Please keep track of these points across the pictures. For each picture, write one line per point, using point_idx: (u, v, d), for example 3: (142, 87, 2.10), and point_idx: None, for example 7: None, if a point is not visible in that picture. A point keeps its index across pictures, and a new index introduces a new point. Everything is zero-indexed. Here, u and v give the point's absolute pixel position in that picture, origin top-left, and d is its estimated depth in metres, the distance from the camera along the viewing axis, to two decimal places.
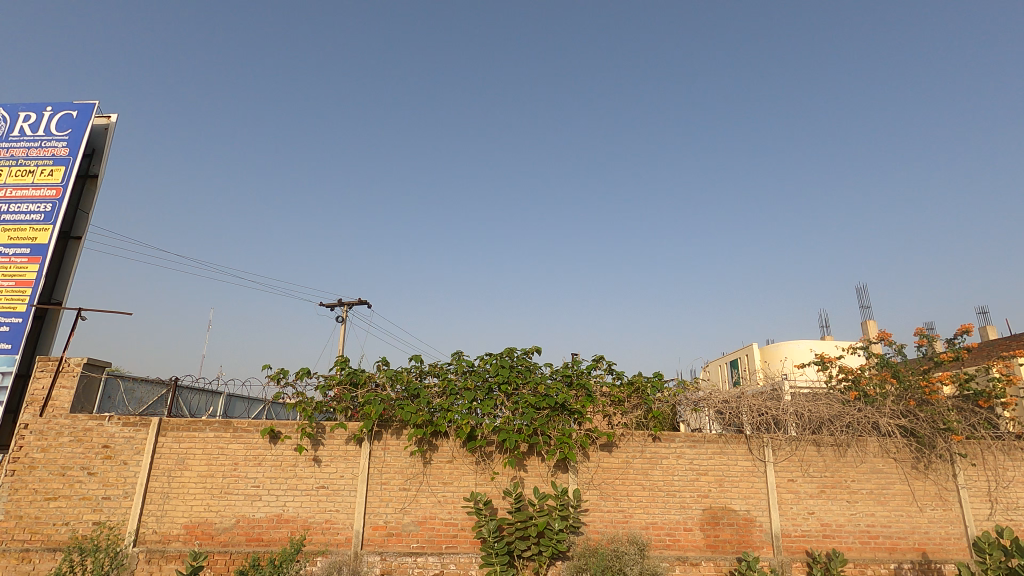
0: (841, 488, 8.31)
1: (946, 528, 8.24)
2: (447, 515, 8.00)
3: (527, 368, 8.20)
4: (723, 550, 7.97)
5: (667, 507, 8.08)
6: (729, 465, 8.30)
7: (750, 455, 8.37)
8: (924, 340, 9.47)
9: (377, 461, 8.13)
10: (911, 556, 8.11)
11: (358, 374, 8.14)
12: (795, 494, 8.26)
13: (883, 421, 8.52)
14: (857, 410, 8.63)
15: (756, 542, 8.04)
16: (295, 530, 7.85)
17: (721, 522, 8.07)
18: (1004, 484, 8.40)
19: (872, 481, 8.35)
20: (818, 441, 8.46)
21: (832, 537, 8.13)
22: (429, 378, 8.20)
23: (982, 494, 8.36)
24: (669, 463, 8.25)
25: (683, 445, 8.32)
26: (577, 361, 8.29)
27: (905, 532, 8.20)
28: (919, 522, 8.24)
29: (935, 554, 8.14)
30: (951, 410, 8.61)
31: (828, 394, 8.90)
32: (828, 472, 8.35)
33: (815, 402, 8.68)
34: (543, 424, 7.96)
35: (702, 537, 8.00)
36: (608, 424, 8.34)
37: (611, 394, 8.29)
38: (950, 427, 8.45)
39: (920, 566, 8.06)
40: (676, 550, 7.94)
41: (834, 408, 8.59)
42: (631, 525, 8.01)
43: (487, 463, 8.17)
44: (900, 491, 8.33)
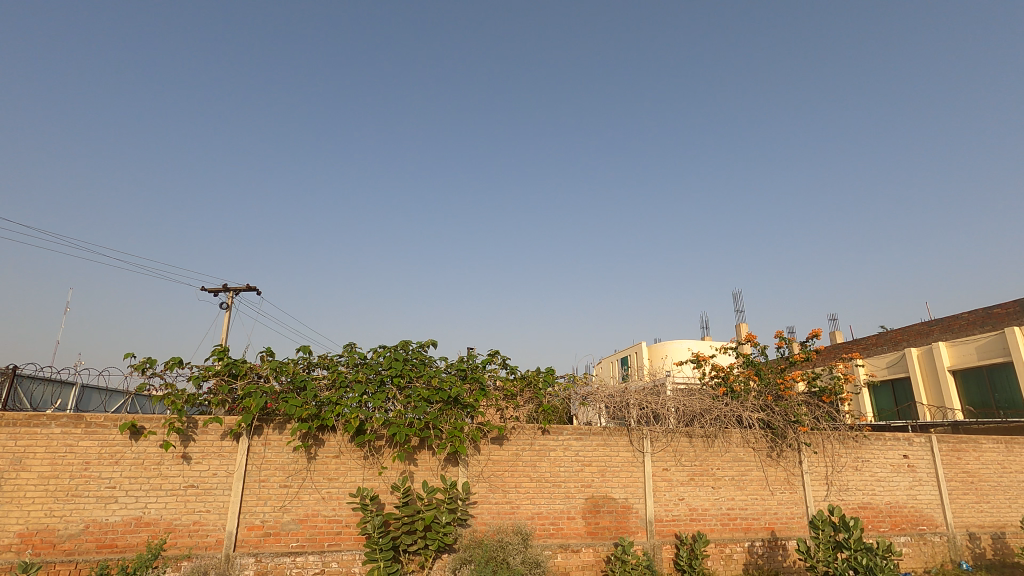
0: (707, 475, 9.10)
1: (792, 509, 9.31)
2: (331, 512, 7.73)
3: (422, 361, 8.12)
4: (602, 536, 8.42)
5: (553, 497, 8.39)
6: (612, 457, 8.78)
7: (630, 446, 8.90)
8: (783, 342, 10.61)
9: (257, 458, 7.67)
10: (762, 535, 9.07)
11: (237, 365, 7.61)
12: (667, 482, 8.92)
13: (746, 414, 9.42)
14: (724, 404, 9.49)
15: (632, 527, 8.57)
16: (156, 533, 7.20)
17: (601, 510, 8.52)
18: (838, 469, 9.64)
19: (734, 469, 9.23)
20: (690, 433, 9.19)
21: (697, 520, 8.88)
22: (318, 370, 7.86)
23: (821, 478, 9.54)
24: (556, 455, 8.55)
25: (571, 438, 8.66)
26: (472, 356, 8.36)
27: (758, 513, 9.15)
28: (771, 504, 9.24)
29: (781, 532, 9.17)
30: (800, 405, 9.74)
31: (701, 390, 9.73)
32: (697, 461, 9.11)
33: (690, 397, 9.45)
34: (435, 417, 7.93)
35: (583, 525, 8.40)
36: (500, 417, 8.45)
37: (504, 388, 8.45)
38: (798, 420, 9.55)
39: (769, 543, 9.04)
40: (558, 538, 8.26)
41: (705, 403, 9.40)
42: (517, 516, 8.22)
43: (375, 457, 7.99)
44: (757, 477, 9.29)
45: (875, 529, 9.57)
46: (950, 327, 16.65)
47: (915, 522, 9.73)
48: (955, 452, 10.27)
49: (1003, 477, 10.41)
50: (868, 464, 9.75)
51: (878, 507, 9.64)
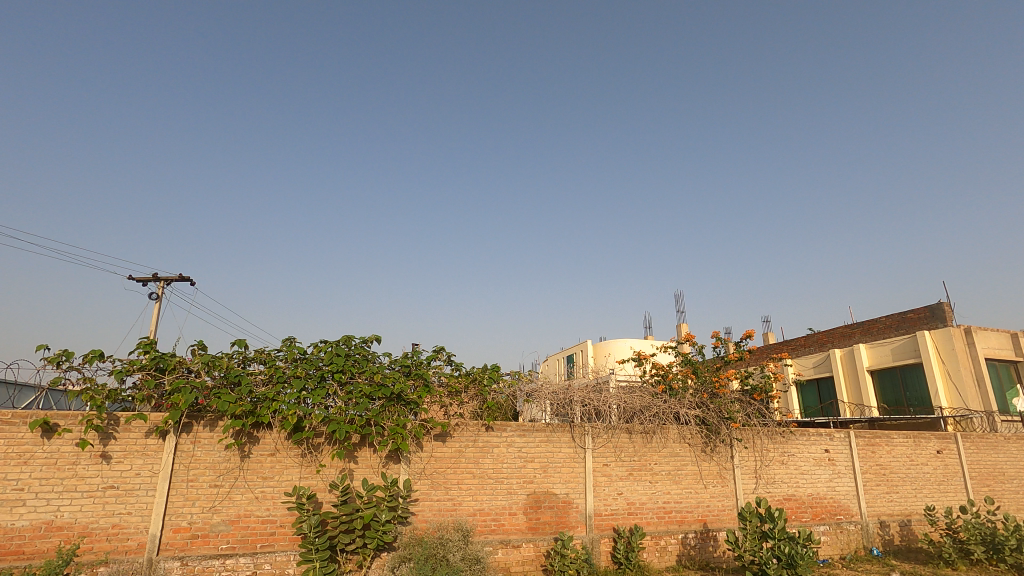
0: (645, 470, 9.38)
1: (723, 502, 9.73)
2: (264, 512, 7.45)
3: (365, 357, 7.96)
4: (543, 531, 8.53)
5: (495, 494, 8.42)
6: (554, 453, 8.89)
7: (572, 442, 9.04)
8: (719, 342, 11.07)
9: (185, 456, 7.29)
10: (695, 527, 9.44)
11: (165, 359, 7.20)
12: (607, 477, 9.13)
13: (683, 411, 9.78)
14: (663, 402, 9.81)
15: (571, 522, 8.72)
16: (70, 538, 6.72)
17: (542, 505, 8.63)
18: (766, 463, 10.16)
19: (670, 464, 9.55)
20: (630, 429, 9.44)
21: (635, 514, 9.14)
22: (254, 365, 7.55)
23: (750, 472, 10.03)
24: (499, 451, 8.58)
25: (514, 434, 8.72)
26: (417, 352, 8.26)
27: (692, 506, 9.52)
28: (703, 497, 9.63)
29: (713, 524, 9.58)
30: (733, 403, 10.20)
31: (641, 388, 10.01)
32: (636, 457, 9.37)
33: (630, 395, 9.71)
34: (377, 414, 7.79)
35: (524, 520, 8.47)
36: (444, 414, 8.40)
37: (448, 384, 8.39)
38: (731, 416, 10.00)
39: (701, 535, 9.43)
40: (499, 534, 8.30)
41: (645, 400, 9.69)
42: (458, 513, 8.20)
43: (313, 455, 7.76)
44: (691, 471, 9.66)
45: (797, 519, 10.15)
46: (869, 330, 17.97)
47: (833, 512, 10.38)
48: (870, 446, 11.04)
49: (910, 469, 11.28)
50: (793, 458, 10.33)
51: (801, 499, 10.23)
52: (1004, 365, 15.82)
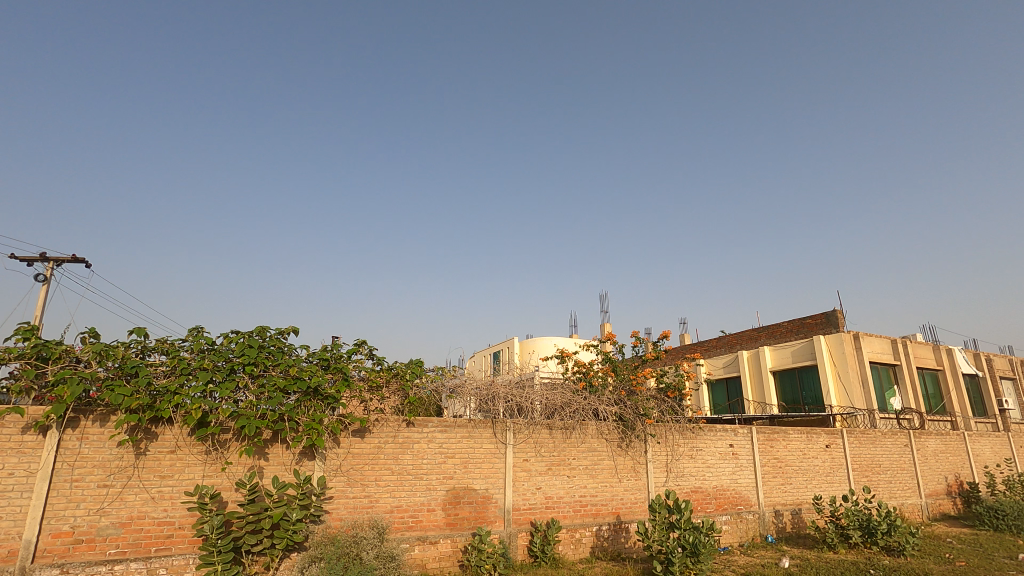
0: (563, 465, 9.60)
1: (636, 494, 10.15)
2: (161, 514, 6.94)
3: (280, 349, 7.61)
4: (461, 527, 8.52)
5: (413, 490, 8.31)
6: (475, 448, 8.90)
7: (494, 438, 9.09)
8: (638, 341, 11.53)
9: (69, 454, 6.64)
10: (609, 519, 9.79)
11: (49, 347, 6.53)
12: (527, 472, 9.26)
13: (602, 408, 10.09)
14: (583, 398, 10.08)
15: (490, 517, 8.77)
16: None
17: (462, 501, 8.62)
18: (677, 457, 10.70)
19: (588, 459, 9.84)
20: (550, 425, 9.62)
21: (552, 508, 9.33)
22: (155, 355, 7.01)
23: (662, 466, 10.52)
24: (420, 447, 8.48)
25: (435, 430, 8.64)
26: (336, 345, 7.99)
27: (606, 500, 9.85)
28: (618, 490, 9.99)
29: (625, 516, 9.97)
30: (648, 399, 10.66)
31: (563, 385, 10.24)
32: (555, 452, 9.58)
33: (553, 391, 9.90)
34: (291, 409, 7.47)
35: (443, 516, 8.42)
36: (364, 409, 8.17)
37: (369, 379, 8.18)
38: (646, 413, 10.43)
39: (614, 527, 9.79)
40: (417, 531, 8.21)
41: (566, 396, 9.91)
42: (375, 510, 8.02)
43: (219, 452, 7.32)
44: (607, 466, 10.00)
45: (703, 510, 10.77)
46: (773, 333, 19.29)
47: (735, 503, 11.10)
48: (769, 441, 11.91)
49: (803, 462, 12.27)
50: (701, 453, 10.94)
51: (706, 491, 10.85)
52: (885, 368, 17.57)
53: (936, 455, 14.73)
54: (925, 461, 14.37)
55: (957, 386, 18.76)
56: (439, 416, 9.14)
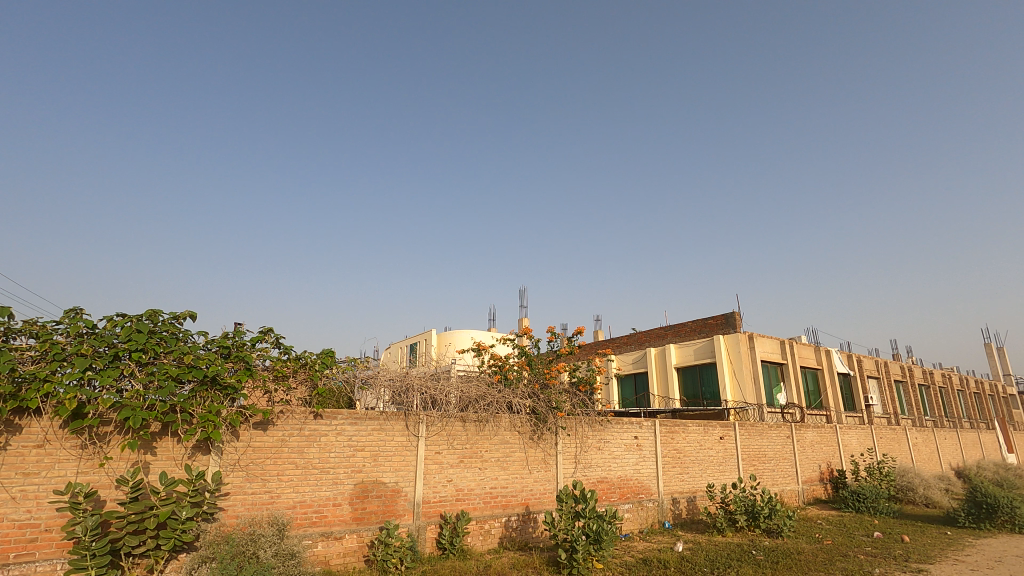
0: (476, 457, 9.64)
1: (545, 485, 10.40)
2: (23, 516, 6.20)
3: (174, 335, 7.03)
4: (368, 521, 8.31)
5: (319, 484, 8.00)
6: (386, 441, 8.72)
7: (405, 431, 8.95)
8: (553, 336, 11.80)
9: None
10: (518, 510, 9.96)
11: None
12: (438, 465, 9.21)
13: (516, 401, 10.23)
14: (498, 391, 10.17)
15: (399, 511, 8.62)
16: None
17: (370, 495, 8.41)
18: (585, 449, 11.09)
19: (500, 451, 9.95)
20: (464, 417, 9.62)
21: (462, 500, 9.35)
22: (21, 339, 6.23)
23: (570, 457, 10.86)
24: (327, 440, 8.17)
25: (345, 422, 8.37)
26: (238, 332, 7.49)
27: (516, 491, 10.02)
28: (528, 482, 10.19)
29: (534, 506, 10.20)
30: (561, 393, 10.95)
31: (478, 378, 10.27)
32: (468, 445, 9.59)
33: (468, 384, 9.90)
34: (184, 400, 6.92)
35: (349, 511, 8.18)
36: (267, 401, 7.74)
37: (274, 369, 7.75)
38: (558, 406, 10.71)
39: (523, 517, 9.98)
40: (321, 527, 7.91)
41: (481, 389, 9.95)
42: (275, 506, 7.63)
43: (97, 446, 6.64)
44: (518, 458, 10.16)
45: (607, 499, 11.24)
46: (679, 332, 20.59)
47: (637, 492, 11.69)
48: (670, 433, 12.65)
49: (699, 452, 13.15)
50: (608, 444, 11.42)
51: (611, 481, 11.33)
52: (774, 367, 19.17)
53: (812, 445, 16.32)
54: (803, 451, 15.88)
55: (833, 384, 20.85)
56: (351, 409, 8.86)
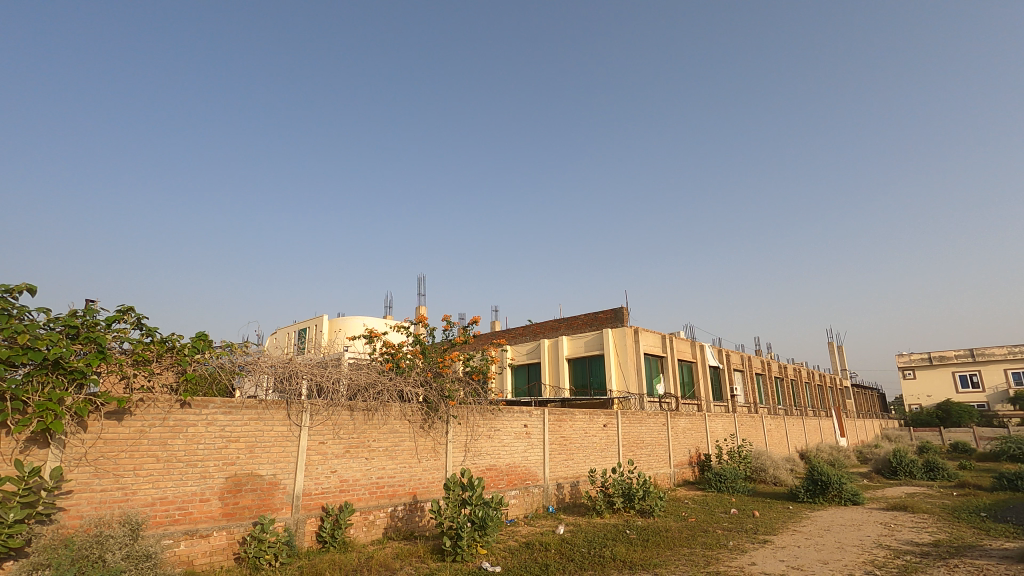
0: (363, 447, 9.36)
1: (433, 474, 10.36)
2: None
3: (5, 312, 6.07)
4: (240, 517, 7.76)
5: (183, 478, 7.33)
6: (263, 431, 8.18)
7: (287, 420, 8.46)
8: (448, 325, 11.74)
9: None
10: (405, 500, 9.84)
11: None
12: (322, 455, 8.82)
13: (407, 389, 10.07)
14: (389, 379, 9.94)
15: (275, 504, 8.14)
16: None
17: (243, 488, 7.85)
18: (475, 437, 11.20)
19: (388, 440, 9.75)
20: (352, 406, 9.29)
21: (346, 491, 9.04)
22: None
23: (460, 446, 10.91)
24: (195, 431, 7.50)
25: (217, 411, 7.73)
26: (89, 311, 6.62)
27: (404, 480, 9.88)
28: (416, 471, 10.08)
29: (421, 495, 10.12)
30: (453, 381, 10.94)
31: (369, 365, 9.97)
32: (354, 434, 9.28)
33: (358, 371, 9.57)
34: (16, 386, 5.99)
35: (218, 506, 7.58)
36: (124, 388, 6.94)
37: (133, 353, 6.95)
38: (449, 394, 10.70)
39: (410, 507, 9.88)
40: (184, 525, 7.27)
41: (371, 377, 9.67)
42: (130, 504, 6.88)
43: None
44: (407, 447, 10.02)
45: (495, 486, 11.44)
46: (572, 324, 21.49)
47: (523, 478, 12.01)
48: (557, 422, 13.14)
49: (584, 439, 13.81)
50: (498, 433, 11.62)
51: (499, 468, 11.55)
52: (654, 359, 20.59)
53: (684, 432, 17.77)
54: (675, 437, 17.23)
55: (704, 376, 22.82)
56: (232, 398, 8.25)
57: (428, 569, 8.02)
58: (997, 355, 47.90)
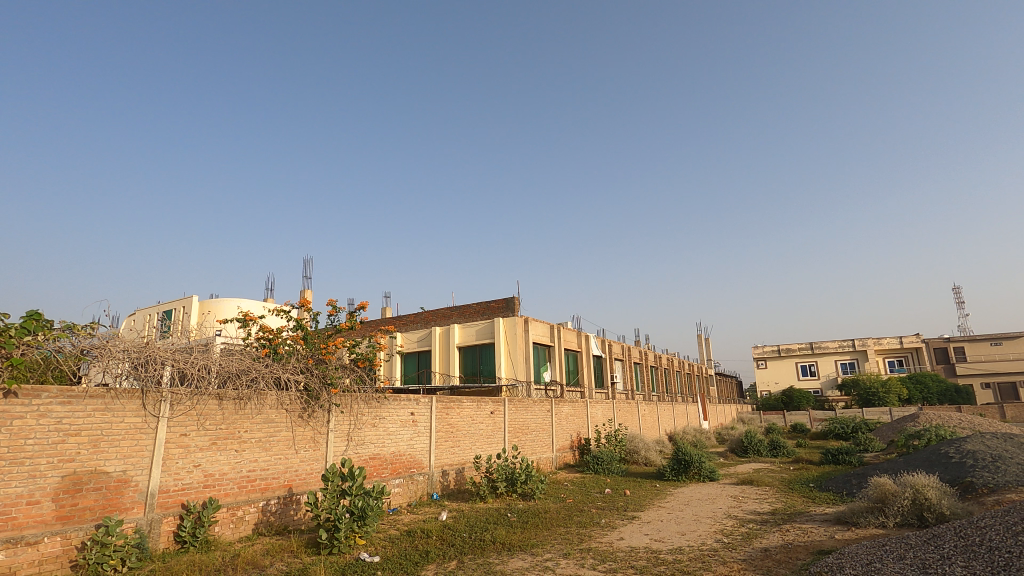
0: (232, 439, 8.70)
1: (312, 465, 9.90)
2: None
3: None
4: (79, 519, 6.85)
5: (4, 479, 6.31)
6: (111, 423, 7.29)
7: (141, 411, 7.63)
8: (334, 310, 11.22)
9: None
10: (278, 493, 9.32)
11: None
12: (183, 449, 8.06)
13: (285, 377, 9.50)
14: (264, 366, 9.31)
15: (124, 504, 7.29)
16: None
17: (84, 488, 6.95)
18: (359, 426, 10.87)
19: (262, 431, 9.15)
20: (221, 395, 8.59)
21: (211, 486, 8.35)
22: None
23: (342, 435, 10.53)
24: (24, 424, 6.49)
25: (53, 401, 6.75)
26: None
27: (278, 473, 9.35)
28: (293, 462, 9.58)
29: (297, 488, 9.65)
30: (337, 368, 10.48)
31: (242, 351, 9.25)
32: (222, 425, 8.59)
33: (229, 358, 8.84)
34: None
35: (52, 509, 6.63)
36: None
37: None
38: (332, 382, 10.26)
39: (284, 500, 9.38)
40: (7, 532, 6.28)
41: (244, 364, 8.97)
42: None
43: None
44: (283, 437, 9.48)
45: (378, 475, 11.19)
46: (464, 313, 21.60)
47: (408, 466, 11.87)
48: (444, 409, 13.17)
49: (471, 427, 13.95)
50: (382, 421, 11.37)
51: (383, 457, 11.31)
52: (542, 348, 21.28)
53: (567, 418, 18.60)
54: (558, 423, 17.97)
55: (588, 365, 24.01)
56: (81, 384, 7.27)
57: (300, 564, 7.66)
58: (829, 348, 55.48)
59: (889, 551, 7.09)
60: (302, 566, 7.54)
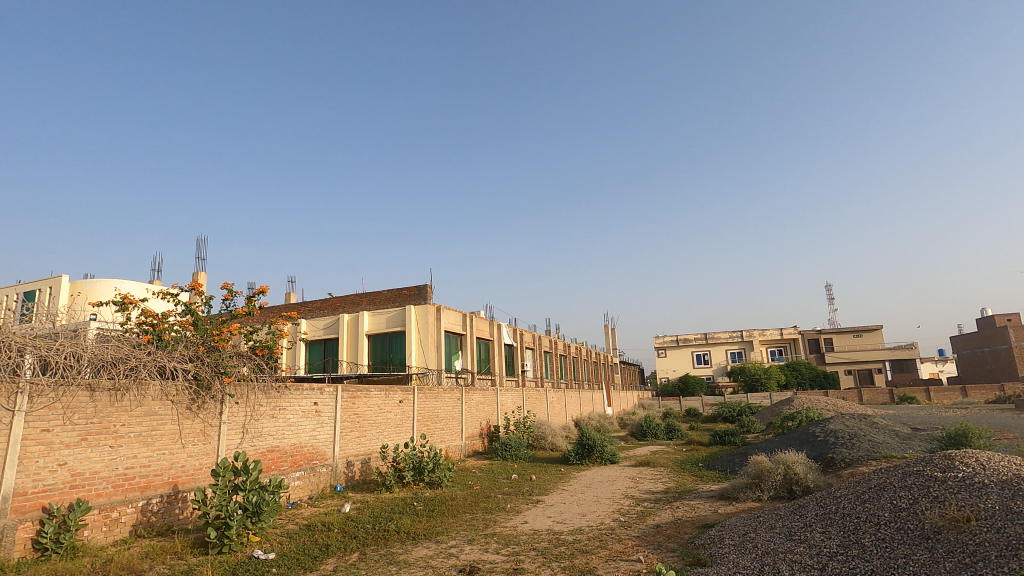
0: (106, 434, 7.89)
1: (201, 460, 9.24)
2: None
3: None
4: None
5: None
6: None
7: None
8: (229, 294, 10.43)
9: None
10: (161, 491, 8.60)
11: None
12: (45, 446, 7.18)
13: (170, 365, 8.70)
14: (146, 354, 8.48)
15: None
16: None
17: None
18: (255, 417, 10.26)
19: (142, 424, 8.37)
20: (94, 386, 7.73)
21: (80, 487, 7.52)
22: None
23: (237, 427, 9.90)
24: None
25: None
26: None
27: (161, 469, 8.62)
28: (178, 458, 8.87)
29: (184, 485, 8.96)
30: (231, 357, 9.77)
31: (119, 338, 8.37)
32: (94, 419, 7.75)
33: (104, 345, 7.97)
34: None
35: None
36: None
37: None
38: (225, 371, 9.56)
39: (168, 499, 8.68)
40: None
41: (121, 351, 8.10)
42: None
43: None
44: (168, 431, 8.74)
45: (276, 468, 10.65)
46: (374, 300, 21.12)
47: (310, 458, 11.40)
48: (350, 399, 12.76)
49: (378, 416, 13.64)
50: (282, 412, 10.84)
51: (282, 449, 10.77)
52: (454, 337, 21.23)
53: (476, 406, 18.70)
54: (468, 411, 18.03)
55: (499, 353, 24.29)
56: None
57: (185, 565, 7.15)
58: (721, 339, 60.16)
59: (762, 522, 7.84)
60: (186, 567, 7.03)
